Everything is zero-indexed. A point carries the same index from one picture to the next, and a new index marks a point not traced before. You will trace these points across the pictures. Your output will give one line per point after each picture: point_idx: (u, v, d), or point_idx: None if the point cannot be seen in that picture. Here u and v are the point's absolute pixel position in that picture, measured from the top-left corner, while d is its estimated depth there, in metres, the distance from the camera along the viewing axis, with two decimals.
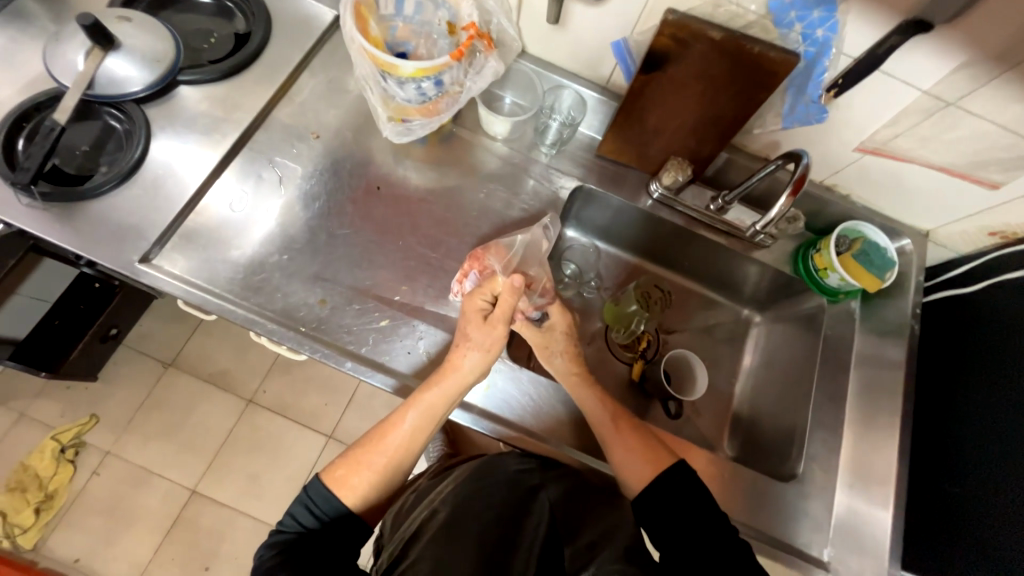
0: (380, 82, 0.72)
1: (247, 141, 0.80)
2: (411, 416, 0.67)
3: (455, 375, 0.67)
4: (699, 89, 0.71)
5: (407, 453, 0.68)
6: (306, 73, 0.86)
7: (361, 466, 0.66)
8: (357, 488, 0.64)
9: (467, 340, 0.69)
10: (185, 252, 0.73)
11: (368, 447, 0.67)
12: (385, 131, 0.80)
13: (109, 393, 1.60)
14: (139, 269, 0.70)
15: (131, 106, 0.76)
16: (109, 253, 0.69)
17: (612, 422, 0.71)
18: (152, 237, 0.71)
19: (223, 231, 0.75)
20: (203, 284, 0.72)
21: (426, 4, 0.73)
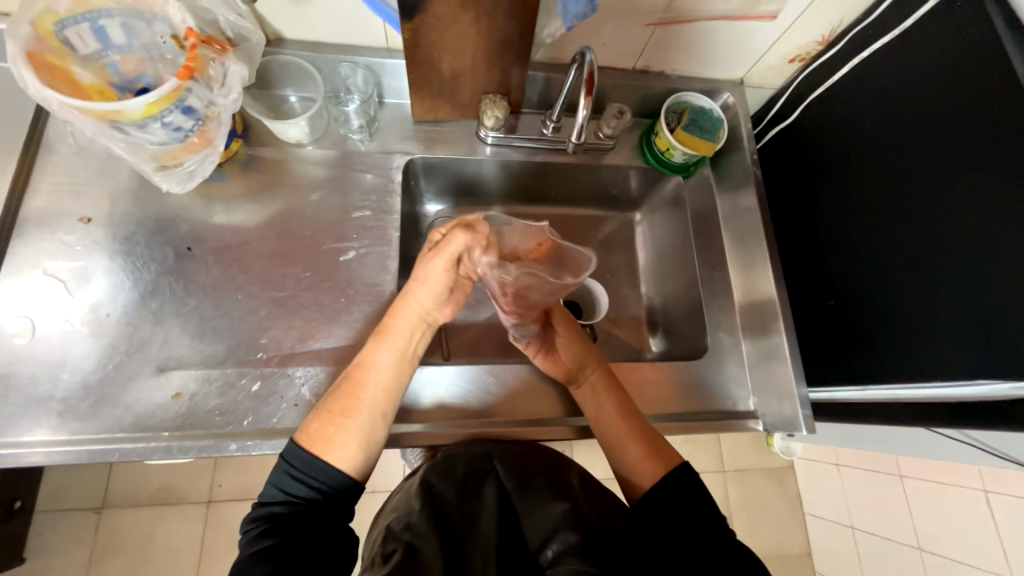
0: (117, 135, 0.60)
1: (4, 257, 0.66)
2: (383, 354, 0.62)
3: (415, 300, 0.64)
4: (470, 18, 0.65)
5: (386, 395, 0.62)
6: (46, 150, 0.72)
7: (338, 416, 0.59)
8: (337, 442, 0.58)
9: (415, 274, 0.64)
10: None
11: (340, 396, 0.60)
12: (161, 183, 0.69)
13: (46, 565, 1.42)
14: None
15: None
16: None
17: (626, 421, 0.69)
18: None
19: (22, 369, 0.63)
20: (22, 437, 0.60)
21: (134, 23, 0.61)
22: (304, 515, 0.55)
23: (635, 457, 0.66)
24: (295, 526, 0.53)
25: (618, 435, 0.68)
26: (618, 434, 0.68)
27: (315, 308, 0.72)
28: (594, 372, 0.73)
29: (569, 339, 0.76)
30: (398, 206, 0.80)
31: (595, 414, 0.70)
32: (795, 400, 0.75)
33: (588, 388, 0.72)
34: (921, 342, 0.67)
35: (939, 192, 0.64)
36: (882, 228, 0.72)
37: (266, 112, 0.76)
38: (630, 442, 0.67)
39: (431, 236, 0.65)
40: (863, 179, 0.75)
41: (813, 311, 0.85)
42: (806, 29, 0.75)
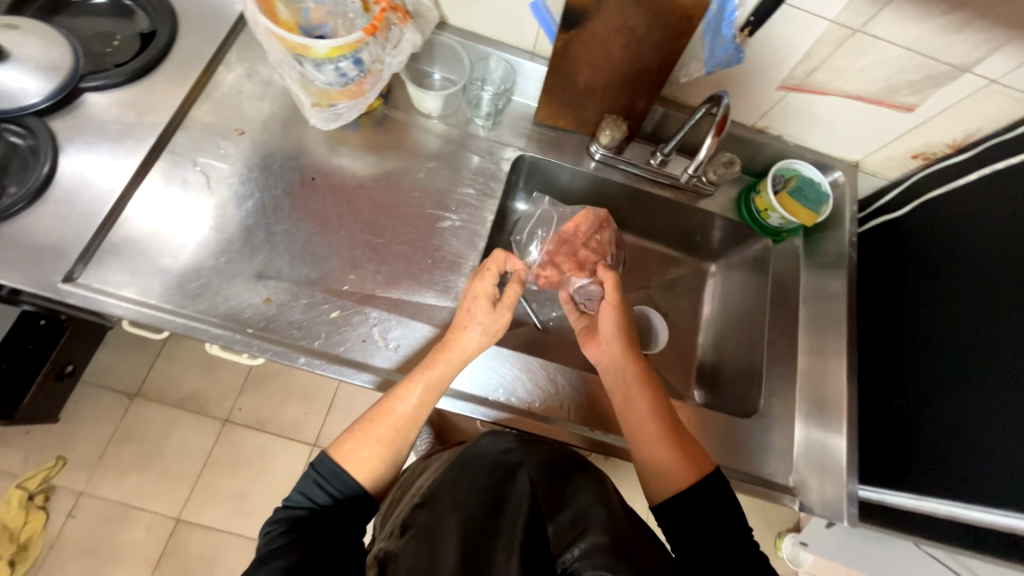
0: (296, 67, 0.70)
1: (166, 146, 0.76)
2: (415, 392, 0.66)
3: (455, 351, 0.68)
4: (622, 43, 0.70)
5: (414, 427, 0.66)
6: (224, 68, 0.82)
7: (366, 437, 0.64)
8: (362, 455, 0.64)
9: (469, 318, 0.69)
10: (114, 268, 0.69)
11: (373, 419, 0.65)
12: (311, 117, 0.78)
13: (73, 431, 1.54)
14: (63, 289, 0.66)
15: (33, 119, 0.71)
16: (30, 277, 0.66)
17: (660, 420, 0.69)
18: (74, 255, 0.68)
19: (151, 241, 0.71)
20: (136, 298, 0.68)
21: None
22: (321, 519, 0.60)
23: (663, 459, 0.67)
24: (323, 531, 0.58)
25: (648, 430, 0.69)
26: (649, 432, 0.69)
27: (401, 264, 0.78)
28: (628, 365, 0.73)
29: (606, 310, 0.76)
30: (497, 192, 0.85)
31: (620, 411, 0.72)
32: (842, 486, 0.74)
33: (617, 373, 0.74)
34: (989, 457, 0.65)
35: (1022, 302, 0.64)
36: (961, 338, 0.71)
37: (412, 79, 0.84)
38: (655, 443, 0.68)
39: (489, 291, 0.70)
40: (961, 284, 0.73)
41: (879, 408, 0.82)
42: (939, 128, 0.75)
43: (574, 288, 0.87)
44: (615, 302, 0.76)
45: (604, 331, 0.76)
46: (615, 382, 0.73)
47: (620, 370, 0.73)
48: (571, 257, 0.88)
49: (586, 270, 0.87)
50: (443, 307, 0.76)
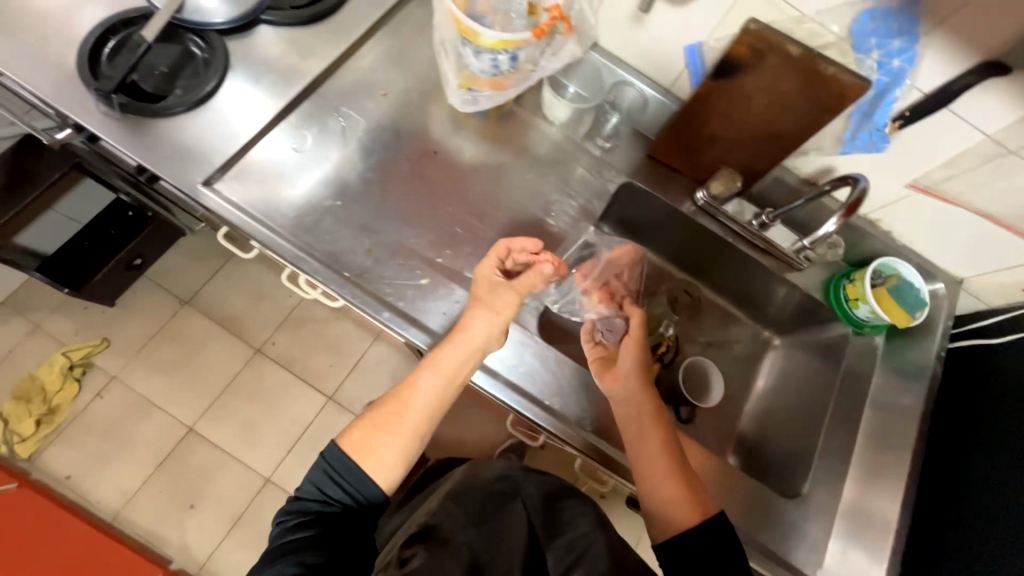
0: (457, 48, 0.74)
1: (315, 89, 0.82)
2: (427, 375, 0.68)
3: (465, 334, 0.69)
4: (764, 103, 0.72)
5: (423, 416, 0.68)
6: (380, 32, 0.88)
7: (376, 428, 0.66)
8: (376, 451, 0.65)
9: (478, 302, 0.71)
10: (247, 185, 0.75)
11: (385, 405, 0.68)
12: (452, 97, 0.82)
13: (123, 319, 1.63)
14: (200, 190, 0.72)
15: (214, 36, 0.78)
16: (175, 172, 0.72)
17: (665, 459, 0.70)
18: (218, 163, 0.74)
19: (283, 171, 0.77)
20: (258, 216, 0.74)
21: None
22: (333, 517, 0.61)
23: (670, 497, 0.67)
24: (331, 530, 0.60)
25: (653, 466, 0.69)
26: (658, 467, 0.69)
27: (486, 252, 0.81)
28: (644, 401, 0.73)
29: (631, 345, 0.77)
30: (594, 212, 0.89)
31: (629, 450, 0.71)
32: None
33: (632, 408, 0.73)
34: None
35: None
36: None
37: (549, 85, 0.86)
38: (660, 479, 0.68)
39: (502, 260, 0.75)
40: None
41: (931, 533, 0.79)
42: None
43: (596, 317, 0.85)
44: (640, 340, 0.78)
45: (625, 363, 0.76)
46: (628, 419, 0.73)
47: (637, 407, 0.73)
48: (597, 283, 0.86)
49: (614, 303, 0.85)
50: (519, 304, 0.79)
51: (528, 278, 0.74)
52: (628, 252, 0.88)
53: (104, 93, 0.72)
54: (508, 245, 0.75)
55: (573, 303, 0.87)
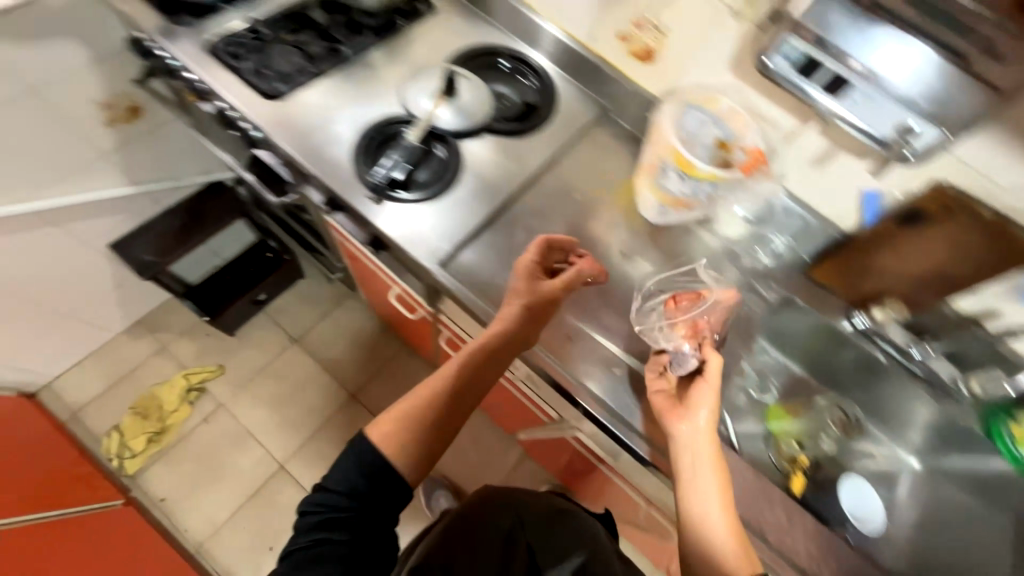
0: (663, 174, 0.87)
1: (520, 190, 0.97)
2: (463, 363, 0.78)
3: (498, 324, 0.80)
4: (943, 248, 0.78)
5: (446, 399, 0.76)
6: (572, 147, 1.03)
7: (405, 413, 0.74)
8: (399, 441, 0.71)
9: (511, 294, 0.82)
10: (471, 269, 0.89)
11: (413, 391, 0.77)
12: (645, 209, 0.95)
13: (238, 349, 1.74)
14: (438, 269, 0.87)
15: (452, 141, 0.95)
16: (419, 251, 0.87)
17: (721, 499, 0.67)
18: (451, 248, 0.89)
19: (497, 260, 0.91)
20: (482, 297, 0.87)
21: (712, 124, 0.88)
22: (351, 521, 0.66)
23: (722, 538, 0.63)
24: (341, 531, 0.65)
25: (701, 500, 0.67)
26: (712, 502, 0.66)
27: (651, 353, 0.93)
28: (705, 432, 0.72)
29: (700, 385, 0.75)
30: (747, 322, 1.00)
31: (680, 485, 0.70)
32: None
33: (686, 438, 0.72)
34: None
35: None
36: None
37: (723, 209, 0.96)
38: (710, 510, 0.66)
39: (528, 256, 0.84)
40: None
41: None
42: None
43: (671, 350, 0.81)
44: (715, 381, 0.75)
45: (697, 401, 0.74)
46: (677, 447, 0.73)
47: (693, 438, 0.72)
48: (687, 318, 0.82)
49: (697, 340, 0.80)
50: None
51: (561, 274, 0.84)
52: (727, 295, 0.84)
53: (374, 182, 0.88)
54: (549, 238, 0.85)
55: (657, 334, 0.84)
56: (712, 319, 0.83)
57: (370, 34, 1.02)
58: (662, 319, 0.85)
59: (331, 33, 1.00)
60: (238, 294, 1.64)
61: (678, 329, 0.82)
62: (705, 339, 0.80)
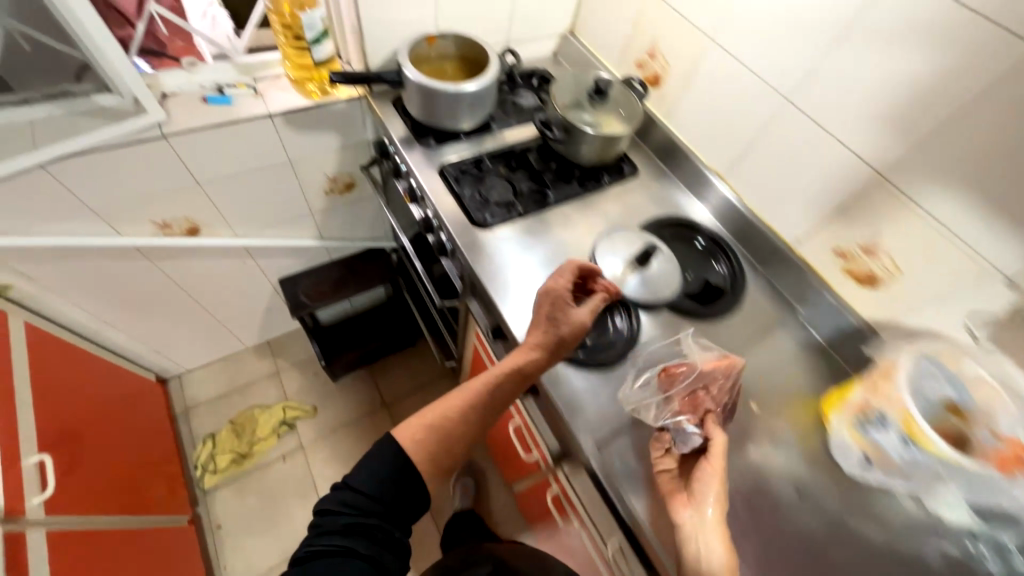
0: (878, 429, 0.74)
1: None
2: (478, 383, 0.78)
3: (522, 346, 0.80)
4: None
5: (465, 413, 0.76)
6: (751, 345, 0.95)
7: (430, 420, 0.75)
8: (424, 442, 0.73)
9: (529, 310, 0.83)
10: (624, 460, 0.80)
11: (440, 403, 0.77)
12: (843, 455, 0.80)
13: (335, 396, 1.80)
14: (589, 451, 0.80)
15: (633, 310, 0.93)
16: (575, 423, 0.81)
17: None
18: (609, 430, 0.82)
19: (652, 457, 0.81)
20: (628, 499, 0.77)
21: (955, 386, 0.71)
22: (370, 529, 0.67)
23: None
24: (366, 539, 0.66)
25: None
26: None
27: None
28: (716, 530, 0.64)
29: (711, 470, 0.69)
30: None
31: None
32: None
33: (695, 532, 0.65)
34: None
35: None
36: None
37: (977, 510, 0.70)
38: None
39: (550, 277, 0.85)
40: None
41: None
42: None
43: (671, 427, 0.76)
44: (721, 468, 0.70)
45: (704, 485, 0.68)
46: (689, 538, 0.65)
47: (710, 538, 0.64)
48: (677, 385, 0.80)
49: (699, 416, 0.76)
50: None
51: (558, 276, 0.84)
52: (723, 362, 0.81)
53: None
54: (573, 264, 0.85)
55: (648, 409, 0.80)
56: (716, 393, 0.80)
57: (576, 183, 1.09)
58: (658, 388, 0.81)
59: (543, 176, 1.09)
60: (358, 347, 1.73)
61: (685, 404, 0.78)
62: (706, 414, 0.76)
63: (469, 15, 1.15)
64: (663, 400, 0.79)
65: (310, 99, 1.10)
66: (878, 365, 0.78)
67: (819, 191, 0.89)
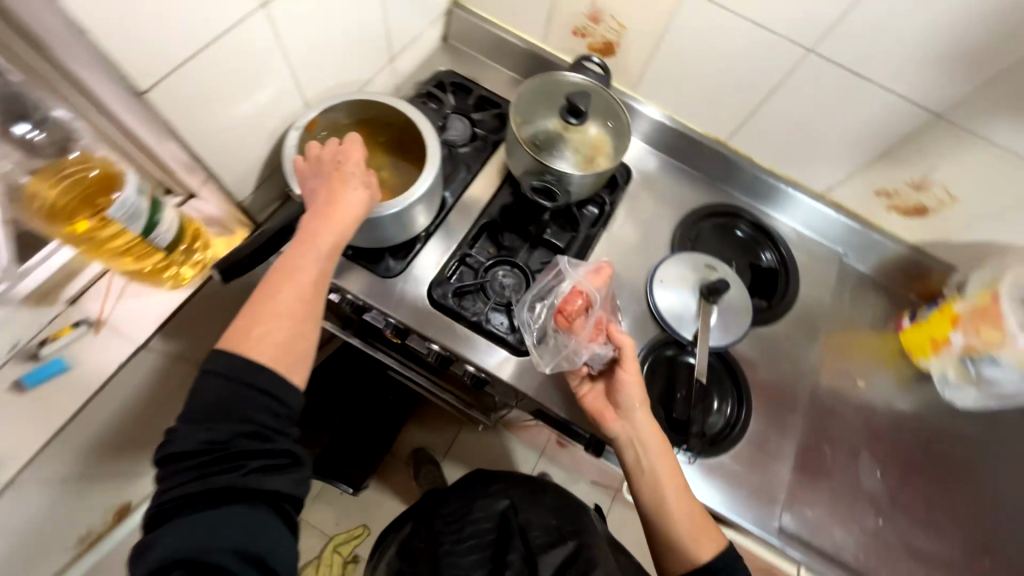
0: (981, 362, 0.77)
1: (803, 385, 0.84)
2: (311, 263, 0.57)
3: (342, 211, 0.61)
4: None
5: (313, 304, 0.56)
6: (828, 311, 0.90)
7: (267, 316, 0.53)
8: (260, 336, 0.52)
9: (346, 178, 0.63)
10: (807, 520, 0.74)
11: (264, 294, 0.54)
12: (939, 382, 0.84)
13: None
14: (778, 539, 0.72)
15: (724, 355, 0.81)
16: (754, 517, 0.72)
17: (676, 479, 0.67)
18: (782, 503, 0.74)
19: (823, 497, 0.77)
20: (831, 557, 0.73)
21: None
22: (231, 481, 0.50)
23: (683, 522, 0.65)
24: (213, 494, 0.48)
25: (662, 475, 0.66)
26: (666, 493, 0.66)
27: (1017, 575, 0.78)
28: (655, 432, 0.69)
29: (633, 378, 0.71)
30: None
31: (635, 480, 0.68)
32: None
33: (644, 434, 0.69)
34: None
35: None
36: None
37: None
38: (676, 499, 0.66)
39: (320, 149, 0.66)
40: None
41: None
42: None
43: (587, 358, 0.74)
44: (635, 371, 0.72)
45: (628, 398, 0.70)
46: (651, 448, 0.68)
47: (643, 430, 0.69)
48: (583, 313, 0.77)
49: (603, 334, 0.75)
50: None
51: (339, 155, 0.65)
52: (601, 273, 0.80)
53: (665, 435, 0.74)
54: (341, 147, 0.66)
55: (565, 357, 0.74)
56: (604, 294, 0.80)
57: (583, 226, 0.88)
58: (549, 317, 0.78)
59: (545, 237, 0.86)
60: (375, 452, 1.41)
61: (596, 326, 0.76)
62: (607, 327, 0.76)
63: (344, 56, 0.77)
64: (570, 337, 0.75)
65: (184, 293, 0.73)
66: (972, 301, 0.78)
67: (864, 133, 0.79)
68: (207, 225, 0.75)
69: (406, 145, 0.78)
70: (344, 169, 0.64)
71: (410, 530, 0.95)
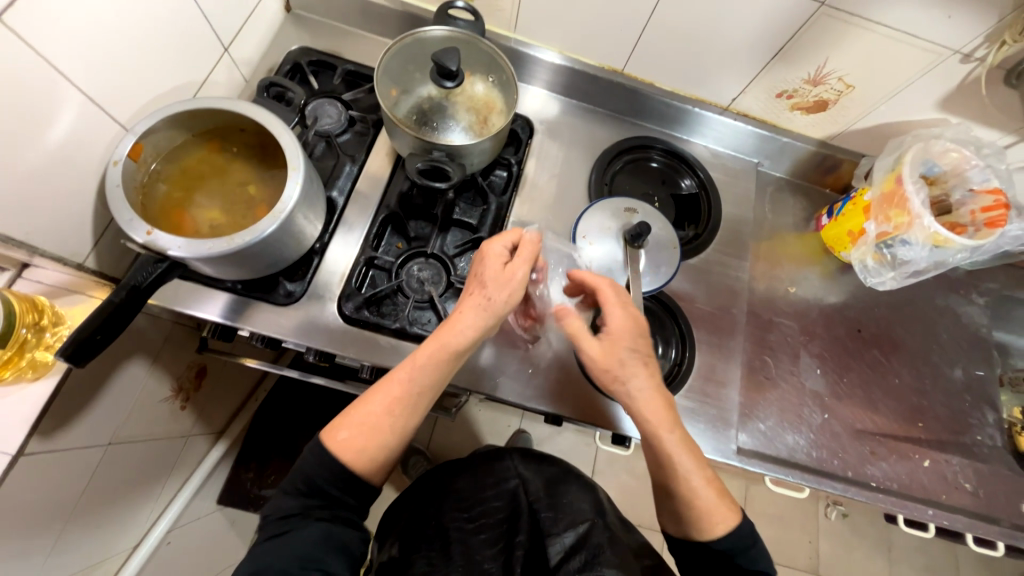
0: (895, 243, 0.78)
1: (742, 305, 0.84)
2: (423, 379, 0.57)
3: (481, 298, 0.59)
4: None
5: (423, 395, 0.58)
6: (753, 225, 0.90)
7: (374, 404, 0.57)
8: (370, 422, 0.56)
9: (496, 258, 0.61)
10: (758, 433, 0.78)
11: (381, 386, 0.58)
12: (862, 273, 0.85)
13: None
14: (738, 460, 0.74)
15: (658, 296, 0.80)
16: (713, 446, 0.74)
17: (686, 447, 0.59)
18: (736, 425, 0.76)
19: (772, 408, 0.80)
20: (786, 460, 0.77)
21: (926, 157, 0.78)
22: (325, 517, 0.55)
23: (691, 493, 0.58)
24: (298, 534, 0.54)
25: (660, 439, 0.58)
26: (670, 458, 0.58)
27: (946, 425, 0.86)
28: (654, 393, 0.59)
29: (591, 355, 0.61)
30: (994, 340, 0.94)
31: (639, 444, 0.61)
32: None
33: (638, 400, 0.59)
34: None
35: None
36: None
37: (966, 258, 0.78)
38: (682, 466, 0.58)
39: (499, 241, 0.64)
40: None
41: None
42: None
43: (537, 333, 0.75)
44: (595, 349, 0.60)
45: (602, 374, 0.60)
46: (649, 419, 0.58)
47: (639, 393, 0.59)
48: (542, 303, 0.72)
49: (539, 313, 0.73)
50: (988, 451, 0.85)
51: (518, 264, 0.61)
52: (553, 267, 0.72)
53: None
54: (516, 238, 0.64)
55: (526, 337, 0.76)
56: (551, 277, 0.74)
57: (494, 195, 0.81)
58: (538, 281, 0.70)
59: (455, 217, 0.78)
60: None
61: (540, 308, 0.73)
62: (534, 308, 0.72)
63: (154, 59, 0.63)
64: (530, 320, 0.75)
65: (54, 377, 0.62)
66: (879, 189, 0.79)
67: (755, 35, 0.74)
68: (55, 296, 0.63)
69: (269, 150, 0.69)
70: (503, 277, 0.60)
71: (400, 521, 0.75)
